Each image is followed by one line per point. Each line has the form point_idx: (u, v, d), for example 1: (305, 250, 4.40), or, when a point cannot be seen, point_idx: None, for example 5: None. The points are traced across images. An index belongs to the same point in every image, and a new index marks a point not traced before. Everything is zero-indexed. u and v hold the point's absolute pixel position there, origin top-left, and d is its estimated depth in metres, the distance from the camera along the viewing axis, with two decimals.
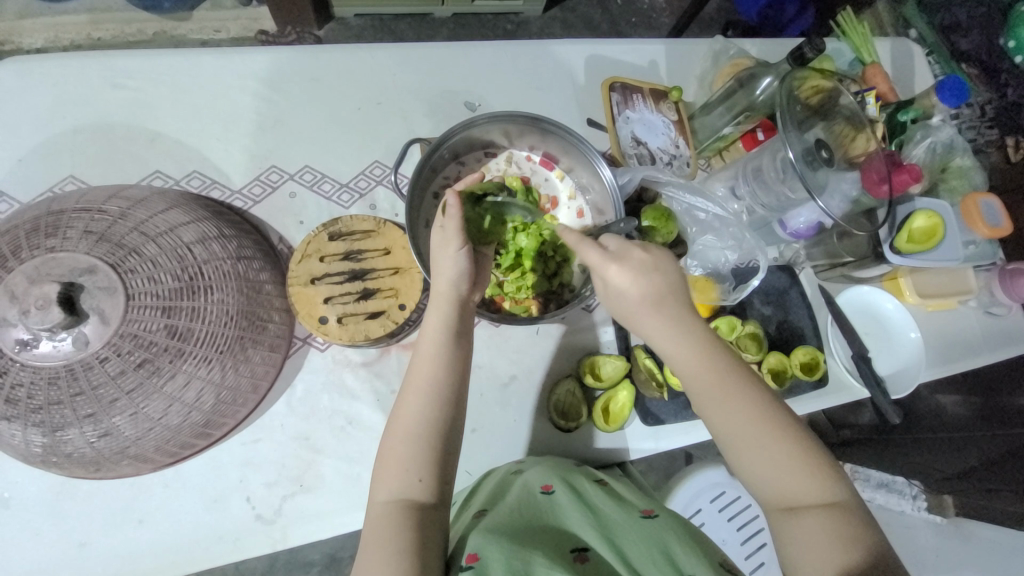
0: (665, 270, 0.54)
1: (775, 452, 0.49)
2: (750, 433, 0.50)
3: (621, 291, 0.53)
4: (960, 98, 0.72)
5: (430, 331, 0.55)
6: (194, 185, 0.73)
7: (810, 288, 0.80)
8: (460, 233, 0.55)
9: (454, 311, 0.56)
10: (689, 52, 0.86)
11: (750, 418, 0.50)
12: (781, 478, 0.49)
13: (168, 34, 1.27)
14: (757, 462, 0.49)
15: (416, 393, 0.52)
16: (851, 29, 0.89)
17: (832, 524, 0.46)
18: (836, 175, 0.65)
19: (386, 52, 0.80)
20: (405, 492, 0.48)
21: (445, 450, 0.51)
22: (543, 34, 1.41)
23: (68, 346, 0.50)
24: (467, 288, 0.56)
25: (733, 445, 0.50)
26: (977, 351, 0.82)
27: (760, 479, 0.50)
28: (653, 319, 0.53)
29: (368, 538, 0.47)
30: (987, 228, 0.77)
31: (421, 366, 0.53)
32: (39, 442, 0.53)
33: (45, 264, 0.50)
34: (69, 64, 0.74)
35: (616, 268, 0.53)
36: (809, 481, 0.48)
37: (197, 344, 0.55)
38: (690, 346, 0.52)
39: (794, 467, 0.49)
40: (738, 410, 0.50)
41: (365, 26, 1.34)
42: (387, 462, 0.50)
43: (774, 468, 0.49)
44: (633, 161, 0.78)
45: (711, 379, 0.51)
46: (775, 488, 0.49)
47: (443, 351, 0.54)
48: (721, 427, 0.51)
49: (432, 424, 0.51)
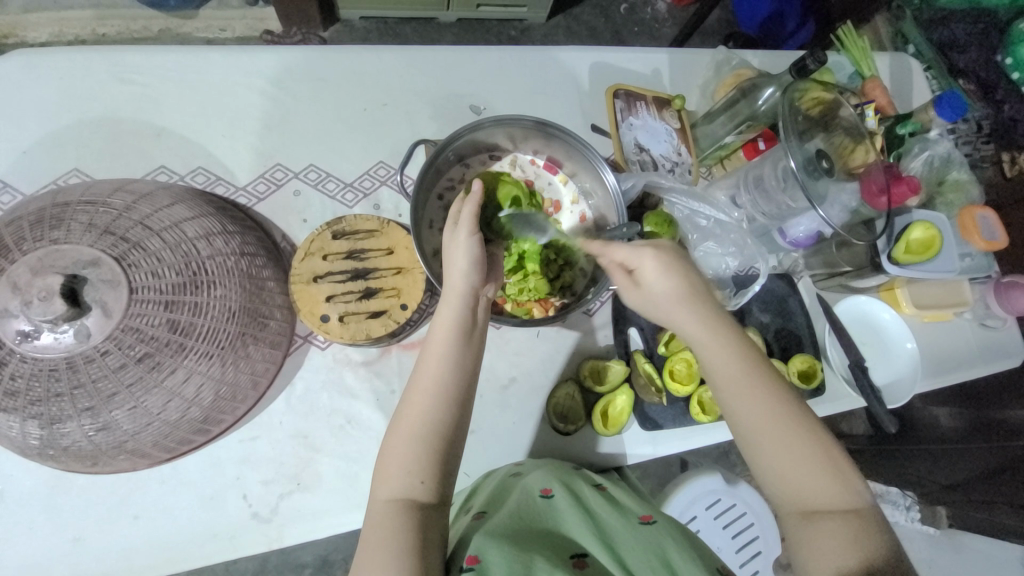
0: (689, 263, 0.56)
1: (801, 454, 0.49)
2: (777, 433, 0.50)
3: (647, 278, 0.55)
4: (957, 112, 0.73)
5: (441, 327, 0.54)
6: (199, 181, 0.73)
7: (807, 296, 0.81)
8: (470, 221, 0.56)
9: (465, 305, 0.55)
10: (692, 61, 0.87)
11: (776, 418, 0.50)
12: (797, 480, 0.49)
13: (174, 31, 1.28)
14: (782, 464, 0.49)
15: (425, 394, 0.52)
16: (851, 44, 0.90)
17: (851, 531, 0.46)
18: (836, 186, 0.66)
19: (393, 54, 0.81)
20: (408, 493, 0.48)
21: (449, 452, 0.51)
22: (546, 41, 1.42)
23: (70, 338, 0.50)
24: (478, 280, 0.56)
25: (757, 445, 0.50)
26: (972, 363, 0.83)
27: (779, 481, 0.50)
28: (687, 312, 0.54)
29: (368, 538, 0.47)
30: (983, 240, 0.78)
31: (427, 363, 0.53)
32: (36, 435, 0.53)
33: (48, 255, 0.50)
34: (77, 58, 0.74)
35: (648, 257, 0.54)
36: (830, 485, 0.49)
37: (198, 339, 0.55)
38: (722, 341, 0.53)
39: (816, 471, 0.49)
40: (767, 409, 0.51)
41: (371, 29, 1.35)
42: (390, 462, 0.50)
43: (798, 470, 0.49)
44: (635, 167, 0.78)
45: (739, 376, 0.52)
46: (795, 491, 0.49)
47: (450, 350, 0.53)
48: (746, 426, 0.51)
49: (438, 425, 0.51)
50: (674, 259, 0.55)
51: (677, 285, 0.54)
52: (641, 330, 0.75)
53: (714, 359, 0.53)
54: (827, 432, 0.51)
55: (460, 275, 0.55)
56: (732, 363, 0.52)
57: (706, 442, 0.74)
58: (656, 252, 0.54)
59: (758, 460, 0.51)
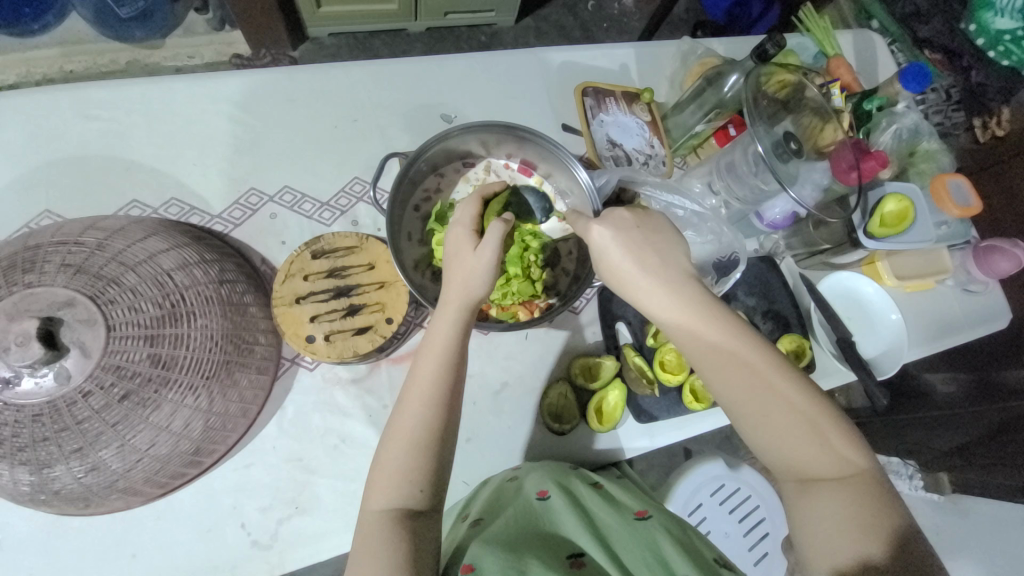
0: (648, 232, 0.56)
1: (795, 427, 0.50)
2: (768, 411, 0.50)
3: (607, 256, 0.56)
4: (921, 83, 0.74)
5: (436, 336, 0.54)
6: (173, 212, 0.73)
7: (790, 277, 0.82)
8: (496, 249, 0.55)
9: (462, 315, 0.55)
10: (659, 53, 0.88)
11: (766, 396, 0.50)
12: (786, 451, 0.50)
13: (141, 62, 1.27)
14: (769, 437, 0.50)
15: (414, 410, 0.51)
16: (813, 24, 0.91)
17: (853, 504, 0.47)
18: (806, 166, 0.67)
19: (359, 69, 0.80)
20: (407, 503, 0.49)
21: (442, 459, 0.51)
22: (517, 43, 1.42)
23: (50, 382, 0.50)
24: (482, 292, 0.56)
25: (749, 425, 0.51)
26: (958, 328, 0.84)
27: (776, 457, 0.51)
28: (665, 300, 0.53)
29: (361, 547, 0.48)
30: (958, 207, 0.78)
31: (426, 375, 0.52)
32: (27, 481, 0.52)
33: (23, 299, 0.50)
34: (39, 98, 0.73)
35: (599, 233, 0.56)
36: (826, 455, 0.49)
37: (182, 371, 0.55)
38: (704, 325, 0.52)
39: (809, 442, 0.49)
40: (756, 388, 0.50)
41: (341, 44, 1.35)
42: (383, 471, 0.50)
43: (790, 443, 0.50)
44: (609, 163, 0.79)
45: (723, 360, 0.51)
46: (792, 465, 0.50)
47: (445, 355, 0.53)
48: (735, 408, 0.51)
49: (432, 434, 0.51)
50: (631, 241, 0.55)
51: (652, 272, 0.54)
52: (630, 324, 0.75)
53: (697, 346, 0.52)
54: (823, 401, 0.51)
55: (465, 287, 0.55)
56: (717, 347, 0.52)
57: (703, 429, 0.74)
58: (601, 226, 0.55)
59: (749, 437, 0.52)
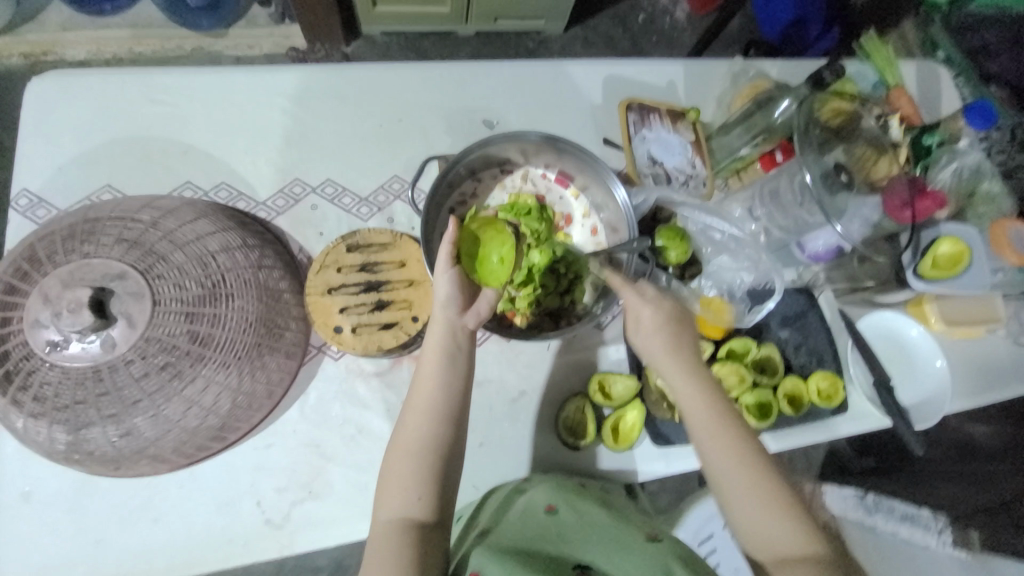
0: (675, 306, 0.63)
1: (766, 499, 0.54)
2: (749, 489, 0.54)
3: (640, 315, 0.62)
4: (986, 120, 0.69)
5: (430, 351, 0.58)
6: (222, 196, 0.76)
7: (828, 311, 0.78)
8: (447, 257, 0.58)
9: (447, 335, 0.58)
10: (708, 72, 0.87)
11: (758, 470, 0.55)
12: (759, 520, 0.53)
13: (205, 50, 1.33)
14: (744, 503, 0.54)
15: (421, 416, 0.55)
16: (875, 52, 0.87)
17: None
18: (855, 199, 0.65)
19: (408, 71, 0.82)
20: (405, 510, 0.51)
21: (447, 466, 0.54)
22: (564, 52, 1.42)
23: (96, 348, 0.53)
24: (456, 313, 0.59)
25: (728, 490, 0.55)
26: (1008, 382, 0.78)
27: (754, 530, 0.54)
28: (674, 365, 0.60)
29: (372, 553, 0.50)
30: (1015, 254, 0.76)
31: (424, 389, 0.56)
32: (63, 440, 0.55)
33: (80, 269, 0.53)
34: (111, 79, 0.78)
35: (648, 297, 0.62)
36: (800, 536, 0.53)
37: (217, 349, 0.57)
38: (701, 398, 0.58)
39: (777, 515, 0.53)
40: (748, 461, 0.55)
41: (392, 43, 1.38)
42: (390, 479, 0.53)
43: (761, 514, 0.53)
44: (648, 180, 0.78)
45: (727, 428, 0.56)
46: (771, 542, 0.53)
47: (443, 366, 0.57)
48: (721, 475, 0.55)
49: (436, 446, 0.54)
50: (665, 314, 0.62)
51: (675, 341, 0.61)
52: None
53: (696, 415, 0.58)
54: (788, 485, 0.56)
55: (444, 315, 0.59)
56: (720, 413, 0.57)
57: None
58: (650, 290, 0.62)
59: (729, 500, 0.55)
